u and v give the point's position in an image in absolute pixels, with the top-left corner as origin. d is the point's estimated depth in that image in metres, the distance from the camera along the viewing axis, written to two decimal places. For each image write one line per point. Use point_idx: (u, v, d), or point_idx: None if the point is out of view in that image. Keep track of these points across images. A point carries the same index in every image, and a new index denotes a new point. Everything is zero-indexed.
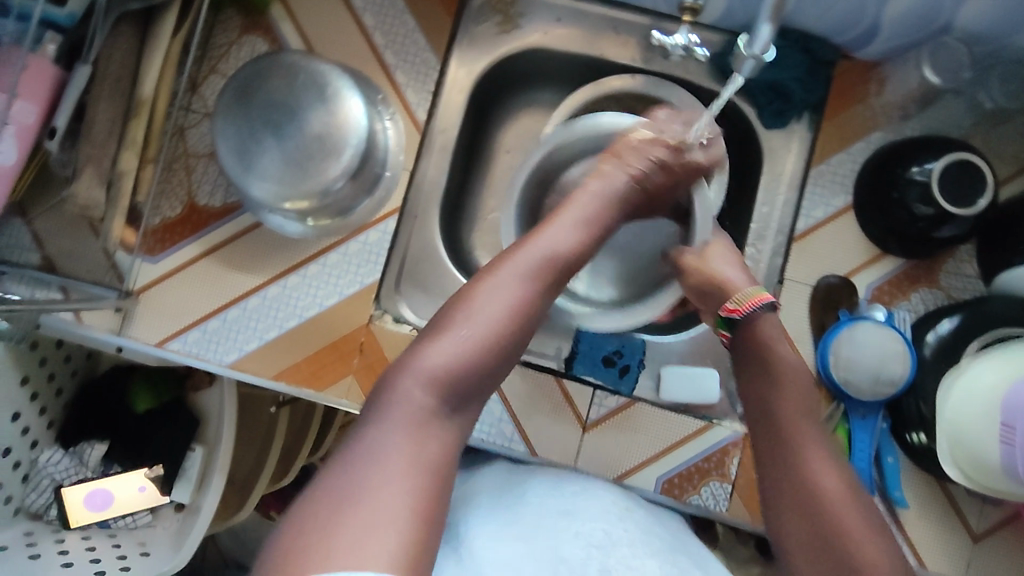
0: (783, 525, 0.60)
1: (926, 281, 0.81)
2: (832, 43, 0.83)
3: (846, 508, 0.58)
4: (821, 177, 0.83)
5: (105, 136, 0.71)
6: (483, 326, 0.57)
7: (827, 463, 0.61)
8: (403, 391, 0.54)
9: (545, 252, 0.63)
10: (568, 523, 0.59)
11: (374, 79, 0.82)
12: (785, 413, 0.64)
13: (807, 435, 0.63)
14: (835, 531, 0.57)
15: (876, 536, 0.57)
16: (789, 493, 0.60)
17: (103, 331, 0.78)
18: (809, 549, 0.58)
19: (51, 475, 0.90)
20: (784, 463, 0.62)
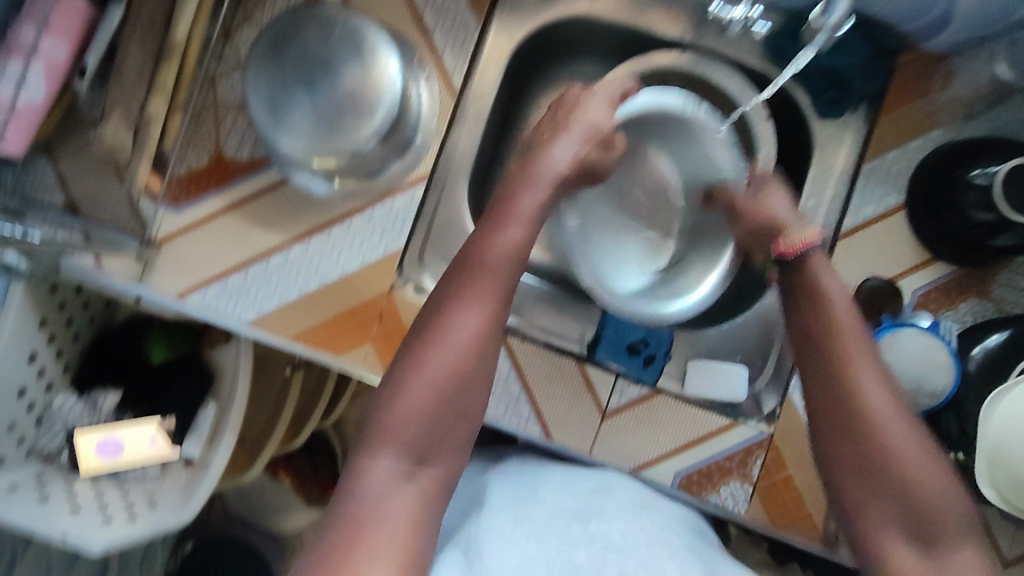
0: (836, 455, 0.61)
1: (977, 292, 0.77)
2: (899, 31, 0.77)
3: (903, 437, 0.59)
4: (874, 173, 0.79)
5: (136, 78, 0.72)
6: (438, 373, 0.56)
7: (883, 393, 0.60)
8: (372, 457, 0.55)
9: (492, 264, 0.61)
10: (582, 525, 0.57)
11: (403, 32, 0.78)
12: (841, 342, 0.63)
13: (866, 363, 0.62)
14: (893, 459, 0.58)
15: (925, 458, 0.58)
16: (846, 423, 0.61)
17: (124, 278, 0.76)
18: (854, 478, 0.60)
19: (63, 420, 0.90)
20: (833, 398, 0.62)
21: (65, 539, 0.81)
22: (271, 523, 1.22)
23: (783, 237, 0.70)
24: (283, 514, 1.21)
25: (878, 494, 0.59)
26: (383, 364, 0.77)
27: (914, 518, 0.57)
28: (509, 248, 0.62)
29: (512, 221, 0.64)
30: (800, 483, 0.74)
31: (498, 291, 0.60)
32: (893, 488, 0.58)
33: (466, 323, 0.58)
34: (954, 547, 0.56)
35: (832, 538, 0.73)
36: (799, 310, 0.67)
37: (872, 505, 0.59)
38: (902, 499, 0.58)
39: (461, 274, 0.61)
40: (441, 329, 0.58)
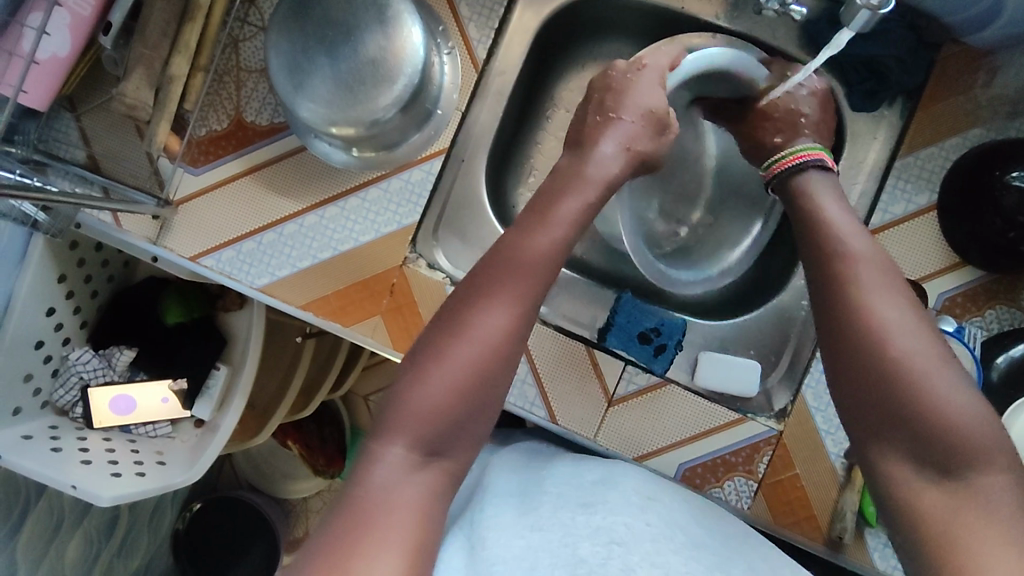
0: (840, 385, 0.55)
1: (1005, 298, 0.74)
2: (942, 23, 0.73)
3: (917, 352, 0.51)
4: (906, 170, 0.76)
5: (158, 36, 0.69)
6: (466, 362, 0.52)
7: (895, 312, 0.53)
8: (385, 440, 0.51)
9: (536, 255, 0.58)
10: (587, 516, 0.55)
11: (436, 9, 0.77)
12: (850, 266, 0.57)
13: (876, 283, 0.55)
14: (900, 376, 0.50)
15: (950, 381, 0.50)
16: (849, 345, 0.54)
17: (141, 238, 0.77)
18: (870, 412, 0.52)
19: (79, 374, 0.91)
20: (840, 325, 0.55)
21: (74, 491, 0.81)
22: (277, 489, 1.24)
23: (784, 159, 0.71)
24: (290, 479, 1.23)
25: (884, 420, 0.51)
26: (391, 337, 0.77)
27: (927, 444, 0.48)
28: (552, 243, 0.59)
29: (552, 223, 0.60)
30: (806, 482, 0.73)
31: (530, 275, 0.57)
32: (902, 409, 0.50)
33: (501, 315, 0.54)
34: (983, 476, 0.47)
35: (836, 540, 0.72)
36: (808, 240, 0.62)
37: (883, 434, 0.51)
38: (925, 429, 0.49)
39: (503, 263, 0.57)
40: (474, 317, 0.54)
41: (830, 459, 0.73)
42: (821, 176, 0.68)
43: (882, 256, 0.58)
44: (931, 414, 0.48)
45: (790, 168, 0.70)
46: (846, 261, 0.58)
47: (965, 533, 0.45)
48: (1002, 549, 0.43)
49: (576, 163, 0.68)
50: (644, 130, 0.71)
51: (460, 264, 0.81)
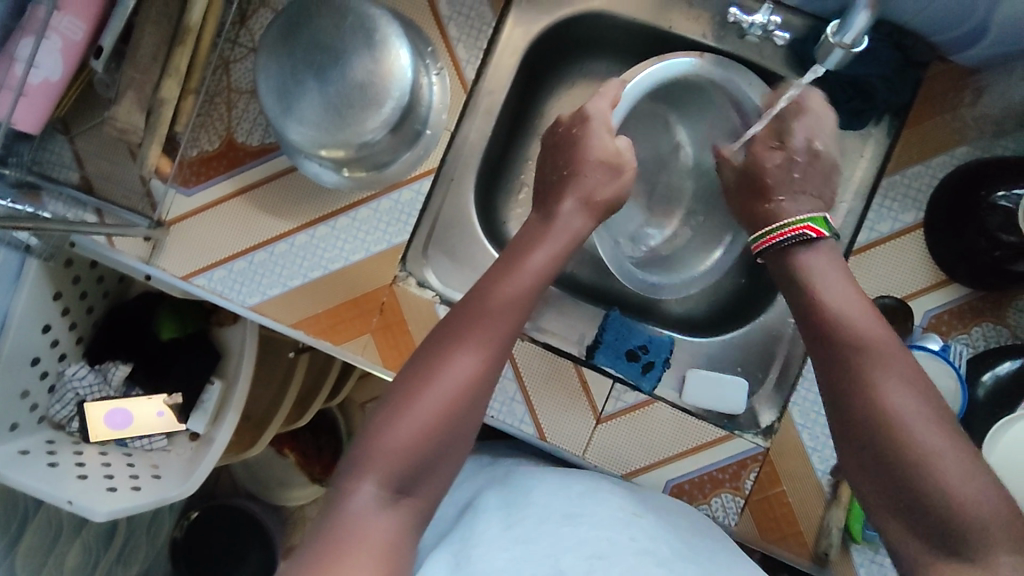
0: (844, 441, 0.56)
1: (992, 316, 0.75)
2: (929, 42, 0.74)
3: (925, 429, 0.51)
4: (892, 189, 0.76)
5: (149, 60, 0.70)
6: (432, 406, 0.53)
7: (893, 375, 0.54)
8: (357, 477, 0.51)
9: (507, 302, 0.59)
10: (573, 527, 0.55)
11: (425, 30, 0.78)
12: (845, 326, 0.59)
13: (882, 357, 0.55)
14: (910, 456, 0.50)
15: (947, 444, 0.50)
16: (859, 423, 0.54)
17: (133, 258, 0.78)
18: (870, 472, 0.53)
19: (75, 390, 0.92)
20: (841, 382, 0.56)
21: (71, 506, 0.82)
22: (275, 497, 1.23)
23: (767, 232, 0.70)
24: (284, 490, 1.22)
25: (897, 499, 0.50)
26: (380, 355, 0.77)
27: (941, 525, 0.48)
28: (514, 290, 0.60)
29: (520, 273, 0.62)
30: (792, 498, 0.74)
31: (498, 320, 0.58)
32: (912, 487, 0.49)
33: (469, 361, 0.55)
34: (1002, 556, 0.45)
35: (821, 556, 0.73)
36: (806, 318, 0.63)
37: (894, 512, 0.51)
38: (922, 491, 0.49)
39: (467, 314, 0.58)
40: (442, 364, 0.55)
41: (816, 476, 0.73)
42: (810, 254, 0.66)
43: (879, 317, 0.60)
44: (942, 494, 0.48)
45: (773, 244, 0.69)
46: (849, 336, 0.58)
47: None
48: None
49: (542, 221, 0.69)
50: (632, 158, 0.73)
51: (450, 282, 0.81)
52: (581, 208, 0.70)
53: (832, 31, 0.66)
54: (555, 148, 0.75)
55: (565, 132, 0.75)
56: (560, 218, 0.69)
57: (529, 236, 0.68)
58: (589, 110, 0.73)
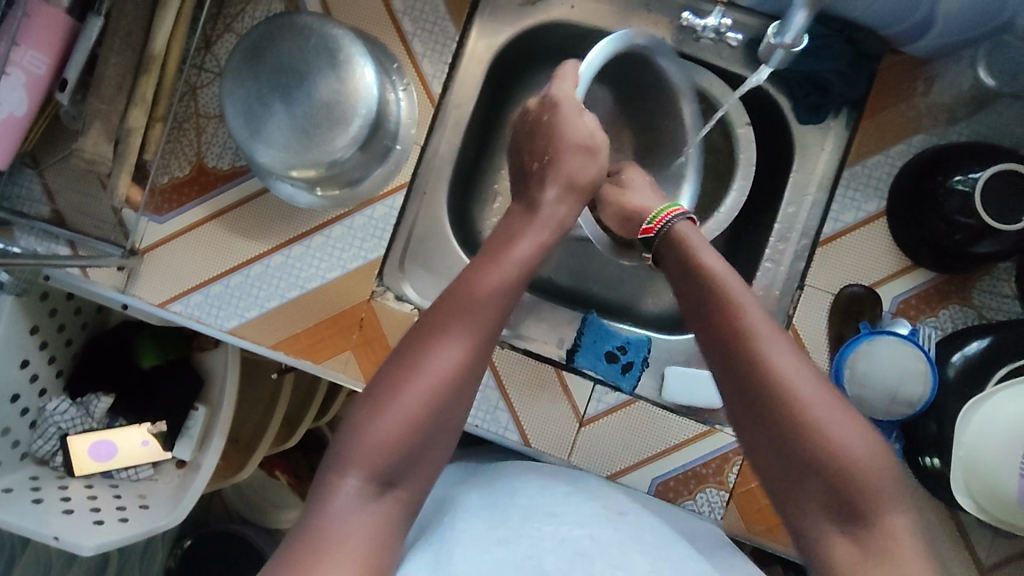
0: (757, 440, 0.53)
1: (957, 298, 0.77)
2: (880, 35, 0.76)
3: (819, 403, 0.52)
4: (854, 179, 0.78)
5: (114, 91, 0.70)
6: (417, 403, 0.54)
7: (800, 369, 0.53)
8: (340, 474, 0.52)
9: (472, 292, 0.59)
10: (554, 526, 0.56)
11: (390, 46, 0.79)
12: (743, 318, 0.56)
13: (768, 332, 0.55)
14: (815, 432, 0.50)
15: (860, 437, 0.51)
16: (756, 402, 0.53)
17: (109, 288, 0.78)
18: (790, 471, 0.52)
19: (57, 424, 0.91)
20: (748, 377, 0.54)
21: (57, 543, 0.81)
22: (269, 520, 1.22)
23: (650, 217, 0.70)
24: (277, 512, 1.22)
25: (796, 475, 0.51)
26: (362, 371, 0.78)
27: (841, 496, 0.49)
28: (497, 279, 0.60)
29: (502, 261, 0.62)
30: None
31: (480, 309, 0.58)
32: (816, 464, 0.50)
33: (453, 351, 0.56)
34: (897, 522, 0.48)
35: None
36: (690, 299, 0.61)
37: (804, 493, 0.51)
38: (845, 490, 0.49)
39: (442, 306, 0.59)
40: (422, 358, 0.55)
41: None
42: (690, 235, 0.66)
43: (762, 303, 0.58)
44: (848, 469, 0.49)
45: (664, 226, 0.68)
46: (742, 313, 0.56)
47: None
48: None
49: (526, 211, 0.69)
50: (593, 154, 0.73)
51: (428, 295, 0.82)
52: (565, 196, 0.70)
53: (773, 33, 0.68)
54: (533, 129, 0.75)
55: (535, 117, 0.75)
56: (547, 207, 0.69)
57: (518, 224, 0.68)
58: (557, 93, 0.73)
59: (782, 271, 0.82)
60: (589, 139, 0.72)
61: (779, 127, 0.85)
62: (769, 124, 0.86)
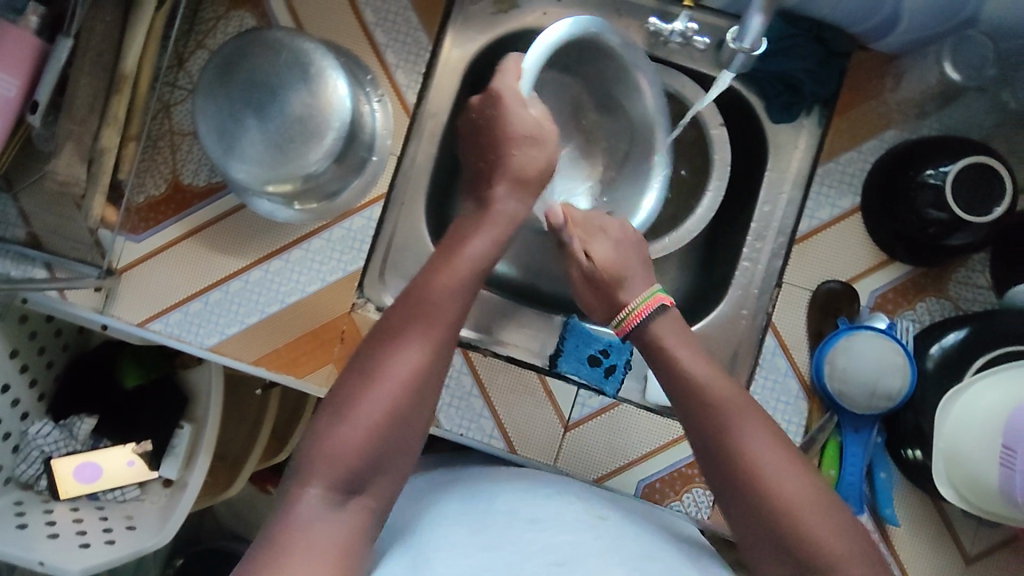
0: (736, 522, 0.56)
1: (934, 291, 0.77)
2: (848, 33, 0.77)
3: (791, 480, 0.55)
4: (828, 176, 0.79)
5: (85, 111, 0.70)
6: (376, 408, 0.54)
7: (772, 451, 0.56)
8: (302, 481, 0.52)
9: (432, 301, 0.59)
10: (535, 533, 0.57)
11: (364, 58, 0.79)
12: (719, 402, 0.59)
13: (746, 416, 0.58)
14: (786, 516, 0.53)
15: (829, 516, 0.53)
16: (732, 479, 0.56)
17: (87, 309, 0.78)
18: (766, 551, 0.54)
19: (40, 448, 0.91)
20: (724, 461, 0.57)
21: (42, 567, 0.80)
22: None
23: (623, 310, 0.70)
24: None
25: (776, 556, 0.54)
26: None
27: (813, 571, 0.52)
28: (451, 279, 0.61)
29: (456, 262, 0.63)
30: None
31: (440, 314, 0.59)
32: (790, 547, 0.53)
33: (411, 356, 0.56)
34: None
35: None
36: (669, 382, 0.64)
37: (780, 574, 0.53)
38: (816, 571, 0.52)
39: (402, 312, 0.59)
40: (383, 362, 0.56)
41: None
42: (669, 320, 0.68)
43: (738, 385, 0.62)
44: (819, 550, 0.52)
45: (637, 322, 0.68)
46: (717, 397, 0.60)
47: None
48: None
49: (479, 212, 0.70)
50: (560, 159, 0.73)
51: None
52: (516, 190, 0.71)
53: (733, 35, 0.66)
54: (482, 133, 0.74)
55: (481, 116, 0.74)
56: (498, 203, 0.70)
57: (467, 224, 0.68)
58: (499, 88, 0.72)
59: (760, 270, 0.82)
60: (537, 128, 0.72)
61: (752, 126, 0.85)
62: (743, 124, 0.86)
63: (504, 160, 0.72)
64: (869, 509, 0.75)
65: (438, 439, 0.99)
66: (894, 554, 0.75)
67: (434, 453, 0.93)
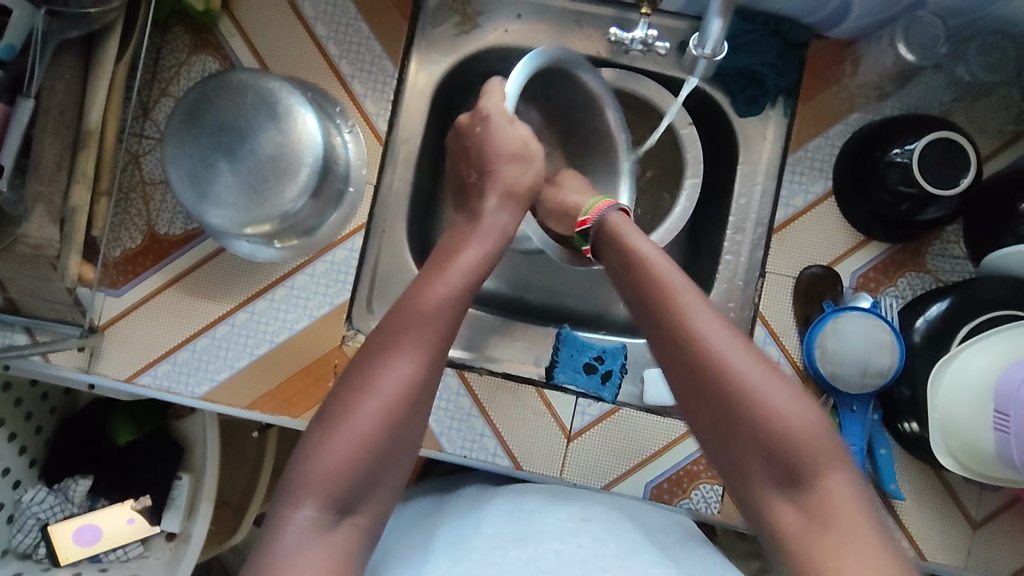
0: (697, 416, 0.55)
1: (913, 266, 0.79)
2: (804, 24, 0.79)
3: (751, 375, 0.53)
4: (799, 164, 0.80)
5: (54, 171, 0.68)
6: (365, 425, 0.53)
7: (729, 343, 0.54)
8: (293, 504, 0.52)
9: (419, 317, 0.58)
10: (518, 550, 0.58)
11: (331, 92, 0.79)
12: (673, 300, 0.57)
13: (702, 310, 0.56)
14: (743, 402, 0.52)
15: (788, 397, 0.52)
16: (699, 385, 0.54)
17: (72, 370, 0.76)
18: (724, 439, 0.53)
19: (36, 515, 0.88)
20: (678, 356, 0.55)
21: None
22: None
23: (582, 210, 0.71)
24: None
25: (738, 446, 0.52)
26: None
27: (789, 471, 0.50)
28: (443, 292, 0.60)
29: (447, 273, 0.61)
30: None
31: (427, 326, 0.58)
32: (751, 435, 0.52)
33: (399, 368, 0.55)
34: (830, 480, 0.50)
35: None
36: (627, 285, 0.61)
37: (744, 463, 0.52)
38: (780, 455, 0.51)
39: (390, 325, 0.58)
40: (371, 380, 0.55)
41: None
42: (622, 222, 0.66)
43: (694, 283, 0.59)
44: (780, 435, 0.51)
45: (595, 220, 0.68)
46: (673, 297, 0.57)
47: (831, 550, 0.46)
48: (864, 560, 0.45)
49: (469, 220, 0.69)
50: (536, 172, 0.73)
51: None
52: (506, 202, 0.70)
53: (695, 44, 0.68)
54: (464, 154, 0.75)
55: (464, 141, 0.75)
56: (490, 215, 0.69)
57: (459, 235, 0.67)
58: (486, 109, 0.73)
59: (742, 262, 0.83)
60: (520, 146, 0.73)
61: (719, 122, 0.86)
62: (710, 121, 0.87)
63: (491, 174, 0.72)
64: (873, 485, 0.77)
65: (438, 463, 0.99)
66: (902, 526, 0.76)
67: (436, 477, 0.92)
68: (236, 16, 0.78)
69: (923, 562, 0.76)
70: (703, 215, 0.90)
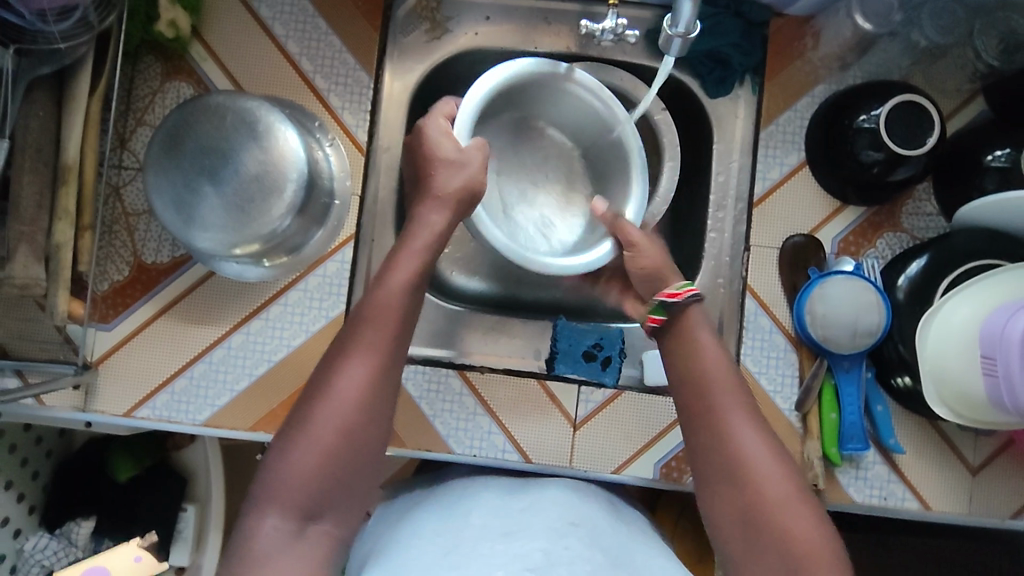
0: (711, 493, 0.58)
1: (889, 226, 0.81)
2: (762, 4, 0.82)
3: (764, 460, 0.56)
4: (771, 138, 0.82)
5: (34, 209, 0.67)
6: (329, 426, 0.54)
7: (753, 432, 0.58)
8: (258, 513, 0.52)
9: (373, 321, 0.59)
10: (505, 544, 0.58)
11: (307, 107, 0.79)
12: (707, 385, 0.61)
13: (731, 397, 0.60)
14: (753, 488, 0.55)
15: (797, 489, 0.55)
16: (718, 466, 0.58)
17: (67, 410, 0.75)
18: (734, 520, 0.56)
19: (40, 562, 0.85)
20: (704, 438, 0.59)
21: None
22: None
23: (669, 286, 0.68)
24: None
25: (745, 530, 0.55)
26: None
27: (789, 562, 0.52)
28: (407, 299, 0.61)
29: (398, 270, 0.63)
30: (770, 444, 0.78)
31: (380, 328, 0.59)
32: (757, 519, 0.55)
33: (356, 370, 0.56)
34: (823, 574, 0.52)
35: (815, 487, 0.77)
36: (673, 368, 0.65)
37: (744, 546, 0.55)
38: (778, 541, 0.53)
39: (348, 333, 0.59)
40: (331, 383, 0.56)
41: (785, 415, 0.79)
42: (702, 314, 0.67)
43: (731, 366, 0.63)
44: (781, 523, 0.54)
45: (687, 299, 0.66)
46: (709, 381, 0.61)
47: None
48: None
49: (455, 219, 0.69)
50: None
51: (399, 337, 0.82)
52: (463, 212, 0.70)
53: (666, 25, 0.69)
54: None
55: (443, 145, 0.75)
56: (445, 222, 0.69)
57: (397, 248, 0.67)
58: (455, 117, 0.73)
59: (727, 238, 0.85)
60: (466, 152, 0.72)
61: (691, 105, 0.88)
62: (682, 105, 0.89)
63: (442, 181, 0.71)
64: (873, 442, 0.79)
65: None
66: (905, 479, 0.78)
67: None
68: (208, 41, 0.78)
69: (928, 512, 0.78)
70: (683, 197, 0.92)
